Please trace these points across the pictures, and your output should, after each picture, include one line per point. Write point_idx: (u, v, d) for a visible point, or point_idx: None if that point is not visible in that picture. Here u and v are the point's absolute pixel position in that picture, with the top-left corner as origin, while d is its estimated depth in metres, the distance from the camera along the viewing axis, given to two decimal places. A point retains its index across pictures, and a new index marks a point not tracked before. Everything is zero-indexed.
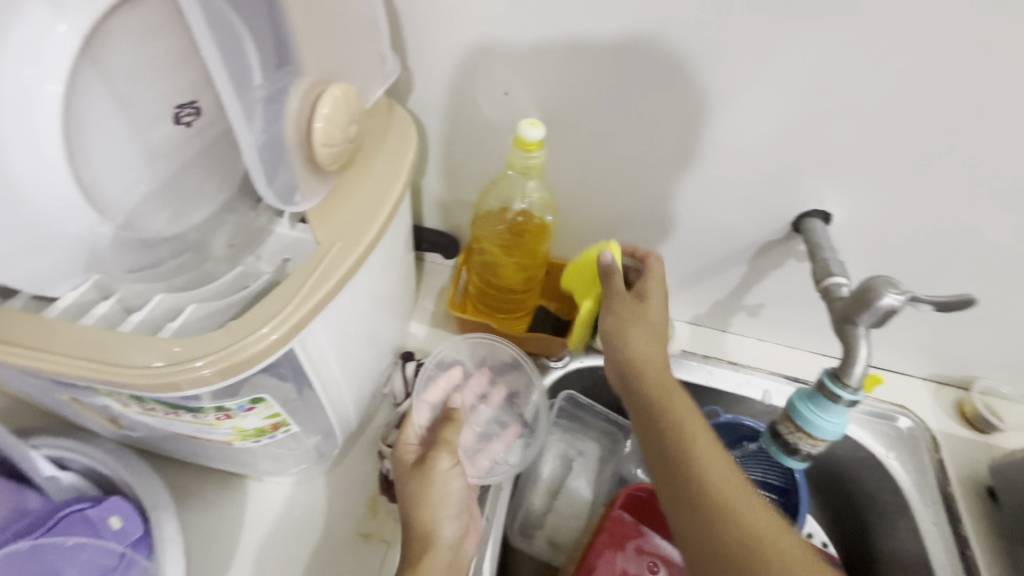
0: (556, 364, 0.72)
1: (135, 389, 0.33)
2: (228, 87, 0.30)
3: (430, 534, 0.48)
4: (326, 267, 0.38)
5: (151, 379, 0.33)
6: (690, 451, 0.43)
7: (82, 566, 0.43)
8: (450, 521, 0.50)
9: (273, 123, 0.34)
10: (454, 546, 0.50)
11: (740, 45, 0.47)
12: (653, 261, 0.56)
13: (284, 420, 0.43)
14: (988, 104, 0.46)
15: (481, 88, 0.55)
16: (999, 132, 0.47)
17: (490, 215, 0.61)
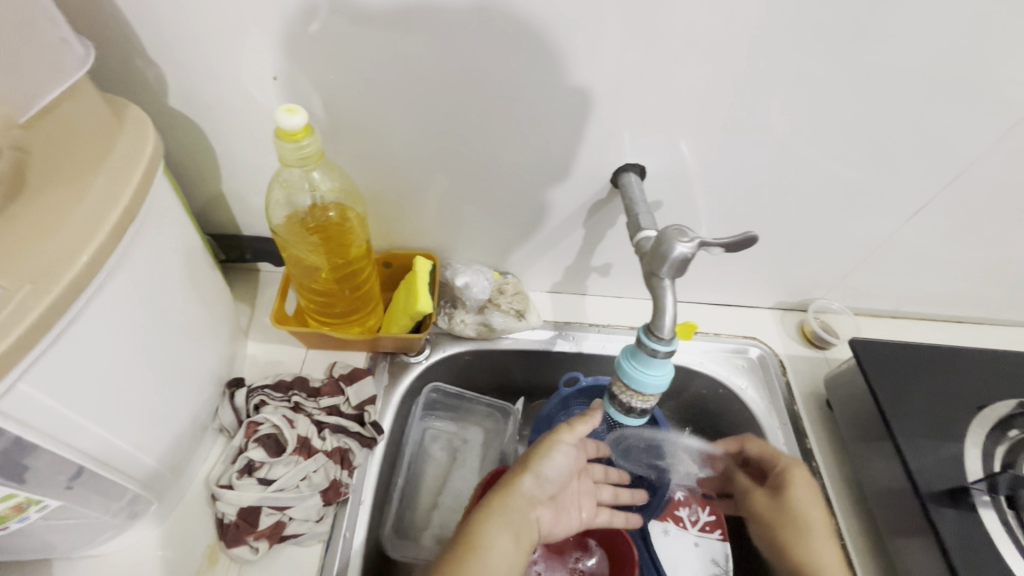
0: (415, 359, 0.68)
1: None
2: None
3: (512, 480, 0.52)
4: (21, 303, 0.32)
5: None
6: (524, 486, 0.52)
7: None
8: (536, 479, 0.52)
9: None
10: (534, 505, 0.52)
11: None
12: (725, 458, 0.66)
13: (29, 499, 0.37)
14: (747, 38, 0.46)
15: (245, 75, 0.49)
16: (765, 65, 0.48)
17: (290, 218, 0.55)
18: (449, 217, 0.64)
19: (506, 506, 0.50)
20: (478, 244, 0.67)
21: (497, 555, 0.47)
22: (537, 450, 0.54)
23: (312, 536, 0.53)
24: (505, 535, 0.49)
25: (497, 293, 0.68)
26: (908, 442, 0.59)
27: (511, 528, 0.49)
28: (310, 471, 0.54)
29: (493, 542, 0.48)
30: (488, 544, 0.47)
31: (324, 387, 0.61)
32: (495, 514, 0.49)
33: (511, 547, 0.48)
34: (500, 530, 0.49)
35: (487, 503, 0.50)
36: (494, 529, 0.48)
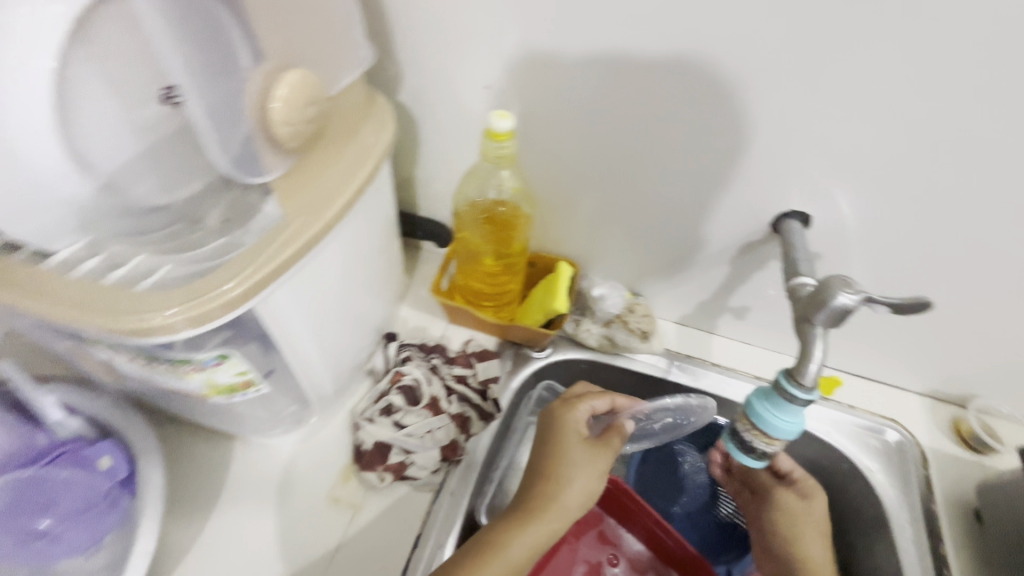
0: (537, 355, 0.73)
1: (114, 333, 0.37)
2: (197, 60, 0.38)
3: (557, 496, 0.49)
4: (291, 233, 0.42)
5: (125, 323, 0.37)
6: (551, 509, 0.49)
7: (72, 495, 0.47)
8: (579, 495, 0.50)
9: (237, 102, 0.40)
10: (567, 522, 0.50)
11: (703, 43, 0.47)
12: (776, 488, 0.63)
13: (255, 379, 0.47)
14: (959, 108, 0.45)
15: (463, 83, 0.58)
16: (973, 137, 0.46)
17: (470, 205, 0.64)
18: (599, 232, 0.68)
19: (533, 526, 0.47)
20: (619, 261, 0.71)
21: (507, 568, 0.45)
22: (564, 468, 0.51)
23: (426, 483, 0.60)
24: (519, 547, 0.46)
25: (628, 311, 0.71)
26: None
27: (530, 547, 0.47)
28: (435, 427, 0.61)
29: (501, 559, 0.46)
30: (502, 561, 0.45)
31: (458, 358, 0.68)
32: (517, 534, 0.47)
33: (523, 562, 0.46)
34: (520, 547, 0.46)
35: (521, 517, 0.47)
36: (520, 547, 0.46)
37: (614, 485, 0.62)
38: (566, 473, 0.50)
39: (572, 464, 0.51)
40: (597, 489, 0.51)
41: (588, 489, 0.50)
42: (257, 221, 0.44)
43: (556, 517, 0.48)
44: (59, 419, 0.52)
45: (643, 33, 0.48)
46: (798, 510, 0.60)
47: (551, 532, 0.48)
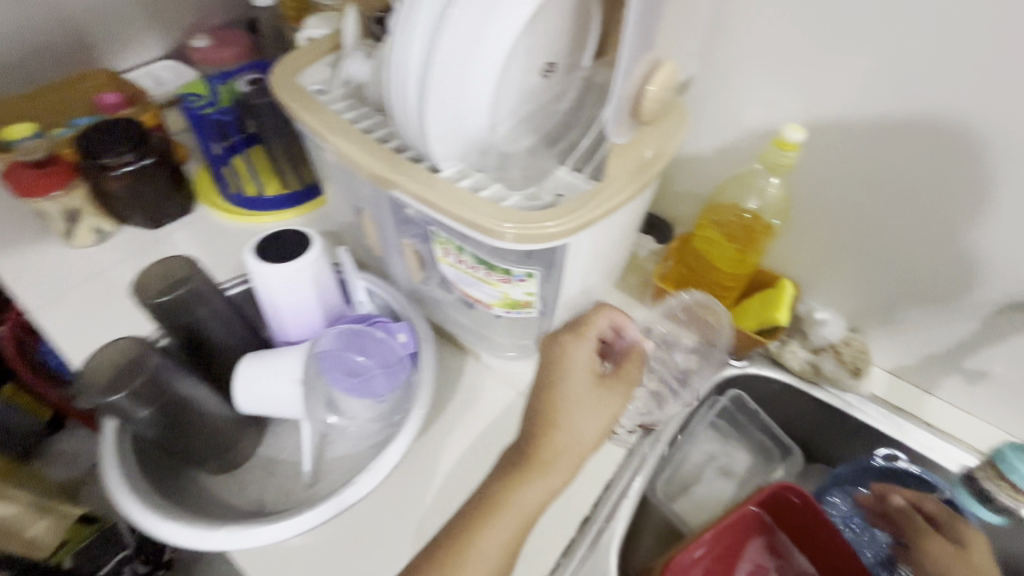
0: (734, 362, 0.75)
1: (470, 226, 0.49)
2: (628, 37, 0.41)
3: (550, 429, 0.53)
4: (608, 195, 0.50)
5: (481, 222, 0.49)
6: (561, 456, 0.52)
7: (377, 351, 0.60)
8: (568, 429, 0.53)
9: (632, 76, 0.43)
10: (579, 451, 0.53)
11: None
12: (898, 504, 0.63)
13: (532, 301, 0.58)
14: None
15: (748, 98, 0.64)
16: None
17: (723, 206, 0.69)
18: (835, 262, 0.70)
19: (547, 469, 0.51)
20: (846, 295, 0.72)
21: (522, 506, 0.50)
22: (561, 413, 0.53)
23: (620, 439, 0.67)
24: (534, 486, 0.50)
25: (843, 344, 0.71)
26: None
27: (543, 490, 0.51)
28: (636, 394, 0.67)
29: (510, 498, 0.50)
30: (519, 501, 0.50)
31: (662, 342, 0.74)
32: (518, 473, 0.51)
33: (540, 501, 0.51)
34: (537, 489, 0.51)
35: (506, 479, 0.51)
36: (526, 497, 0.50)
37: (802, 501, 0.63)
38: (565, 423, 0.53)
39: (554, 392, 0.54)
40: (596, 443, 0.54)
41: (586, 442, 0.53)
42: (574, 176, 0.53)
43: (566, 466, 0.52)
44: (362, 300, 0.69)
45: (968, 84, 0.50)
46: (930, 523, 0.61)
47: (561, 482, 0.52)
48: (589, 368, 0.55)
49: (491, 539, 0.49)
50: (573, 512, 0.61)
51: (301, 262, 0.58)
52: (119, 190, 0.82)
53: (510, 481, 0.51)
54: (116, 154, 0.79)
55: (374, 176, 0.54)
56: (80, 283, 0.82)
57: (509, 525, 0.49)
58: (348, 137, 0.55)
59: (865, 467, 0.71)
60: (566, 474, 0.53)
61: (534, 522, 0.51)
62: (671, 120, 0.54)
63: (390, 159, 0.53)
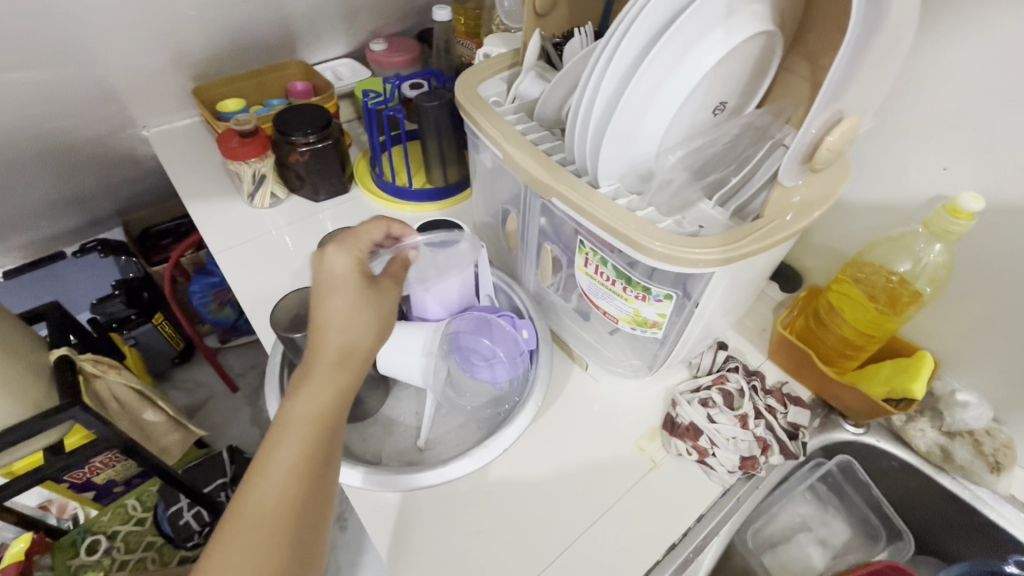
0: (850, 427, 0.72)
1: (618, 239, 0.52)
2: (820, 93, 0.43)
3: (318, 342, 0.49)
4: (763, 232, 0.51)
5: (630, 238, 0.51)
6: (327, 356, 0.49)
7: (502, 341, 0.67)
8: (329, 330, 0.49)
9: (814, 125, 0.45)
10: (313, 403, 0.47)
11: None
12: None
13: (660, 323, 0.59)
14: None
15: (918, 162, 0.63)
16: None
17: (872, 264, 0.67)
18: (989, 344, 0.65)
19: (317, 374, 0.48)
20: (995, 382, 0.66)
21: (305, 411, 0.46)
22: (317, 310, 0.51)
23: (720, 478, 0.66)
24: (309, 393, 0.47)
25: (983, 433, 0.66)
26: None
27: (326, 392, 0.47)
28: (740, 436, 0.66)
29: (291, 405, 0.47)
30: (301, 401, 0.47)
31: (774, 392, 0.73)
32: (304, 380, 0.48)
33: (320, 408, 0.47)
34: (310, 396, 0.47)
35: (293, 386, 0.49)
36: (300, 403, 0.47)
37: None
38: (325, 320, 0.50)
39: (325, 284, 0.52)
40: (374, 339, 0.51)
41: (348, 325, 0.49)
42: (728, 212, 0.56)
43: (355, 364, 0.49)
44: (488, 294, 0.74)
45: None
46: None
47: (346, 382, 0.49)
48: (343, 304, 0.50)
49: (286, 450, 0.45)
50: (662, 536, 0.61)
51: None
52: (300, 164, 0.96)
53: (292, 391, 0.48)
54: (305, 133, 0.92)
55: (536, 183, 0.59)
56: (252, 237, 0.96)
57: (291, 431, 0.46)
58: (518, 145, 0.61)
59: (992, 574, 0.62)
60: (356, 375, 0.50)
61: (335, 423, 0.47)
62: (837, 172, 0.54)
63: (552, 167, 0.59)
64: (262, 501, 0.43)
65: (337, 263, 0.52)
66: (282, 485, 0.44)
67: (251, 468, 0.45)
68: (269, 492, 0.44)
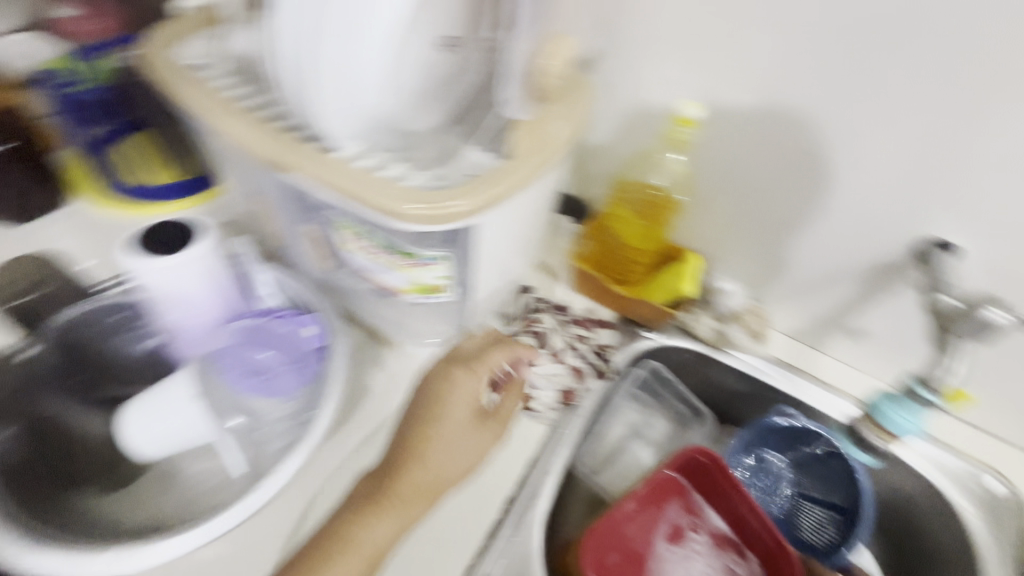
0: (650, 335, 0.78)
1: (367, 208, 0.47)
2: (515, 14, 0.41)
3: (401, 472, 0.56)
4: (512, 171, 0.49)
5: (377, 203, 0.47)
6: (410, 485, 0.56)
7: (281, 344, 0.58)
8: (426, 471, 0.56)
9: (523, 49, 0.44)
10: (372, 547, 0.53)
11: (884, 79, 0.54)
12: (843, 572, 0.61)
13: (445, 285, 0.56)
14: None
15: (651, 77, 0.66)
16: None
17: (634, 182, 0.73)
18: (735, 235, 0.74)
19: (393, 512, 0.54)
20: (746, 266, 0.76)
21: (371, 542, 0.53)
22: (419, 461, 0.56)
23: (544, 418, 0.67)
24: (390, 530, 0.53)
25: (743, 312, 0.77)
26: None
27: (393, 528, 0.54)
28: (556, 371, 0.69)
29: (373, 537, 0.53)
30: (365, 536, 0.53)
31: (581, 320, 0.76)
32: (386, 512, 0.54)
33: (388, 540, 0.53)
34: (384, 527, 0.53)
35: (359, 510, 0.54)
36: (370, 531, 0.53)
37: (710, 459, 0.67)
38: (427, 462, 0.57)
39: (433, 402, 0.59)
40: (468, 470, 0.59)
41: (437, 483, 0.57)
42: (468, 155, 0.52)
43: (432, 496, 0.56)
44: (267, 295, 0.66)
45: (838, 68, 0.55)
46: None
47: (418, 513, 0.56)
48: (440, 458, 0.57)
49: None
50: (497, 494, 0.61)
51: (185, 258, 0.53)
52: None
53: (355, 518, 0.54)
54: None
55: (263, 161, 0.51)
56: None
57: (362, 555, 0.52)
58: (234, 118, 0.51)
59: (767, 429, 0.73)
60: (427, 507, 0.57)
61: (384, 556, 0.54)
62: (576, 92, 0.53)
63: (280, 140, 0.50)
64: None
65: (455, 395, 0.59)
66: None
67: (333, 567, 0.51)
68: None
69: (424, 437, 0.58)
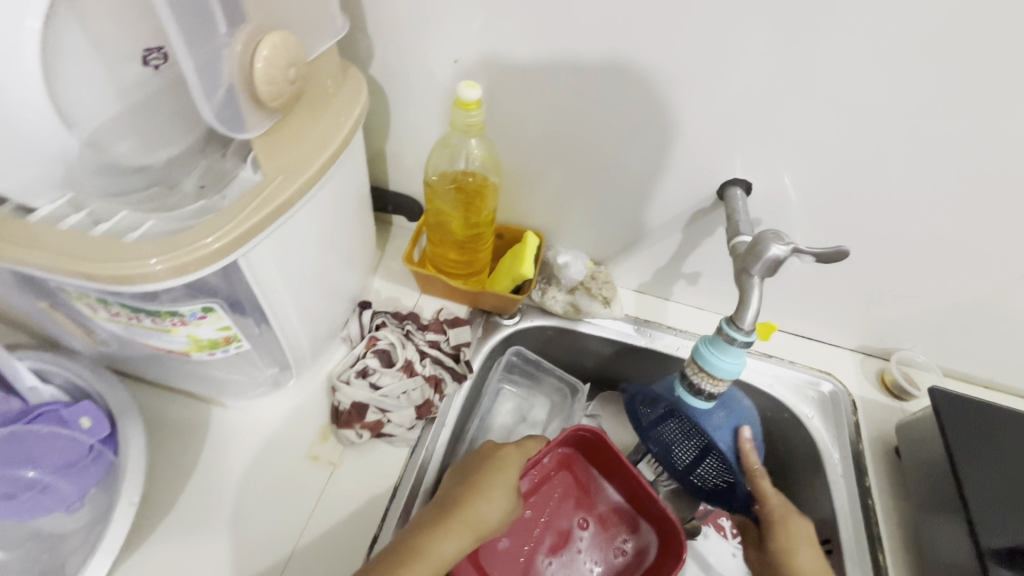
0: (506, 321, 0.77)
1: (98, 280, 0.39)
2: (179, 29, 0.33)
3: (469, 499, 0.53)
4: (272, 192, 0.44)
5: (109, 270, 0.38)
6: (467, 514, 0.52)
7: (56, 452, 0.50)
8: (488, 502, 0.54)
9: (214, 61, 0.36)
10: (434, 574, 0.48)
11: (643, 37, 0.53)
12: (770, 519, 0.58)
13: (236, 335, 0.49)
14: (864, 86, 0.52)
15: (434, 58, 0.61)
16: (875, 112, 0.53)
17: (440, 174, 0.67)
18: (565, 206, 0.73)
19: (461, 517, 0.51)
20: (582, 233, 0.76)
21: (443, 552, 0.49)
22: (484, 494, 0.54)
23: (402, 440, 0.62)
24: (451, 540, 0.50)
25: (590, 279, 0.75)
26: (984, 512, 0.57)
27: (464, 536, 0.51)
28: (409, 388, 0.64)
29: (442, 544, 0.49)
30: (440, 543, 0.49)
31: (430, 325, 0.71)
32: (455, 518, 0.51)
33: (455, 551, 0.50)
34: (449, 542, 0.50)
35: (431, 528, 0.50)
36: (441, 544, 0.49)
37: (592, 434, 0.65)
38: (485, 495, 0.54)
39: (492, 461, 0.57)
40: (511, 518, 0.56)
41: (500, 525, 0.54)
42: (230, 188, 0.47)
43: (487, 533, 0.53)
44: (36, 386, 0.53)
45: (601, 25, 0.54)
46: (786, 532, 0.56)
47: (471, 540, 0.52)
48: (501, 505, 0.54)
49: None
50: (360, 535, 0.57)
51: None
52: None
53: (426, 535, 0.49)
54: None
55: None
56: None
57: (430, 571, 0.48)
58: None
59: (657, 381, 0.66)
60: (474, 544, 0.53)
61: None
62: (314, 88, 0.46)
63: None
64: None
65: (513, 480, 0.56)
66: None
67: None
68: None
69: (473, 479, 0.55)
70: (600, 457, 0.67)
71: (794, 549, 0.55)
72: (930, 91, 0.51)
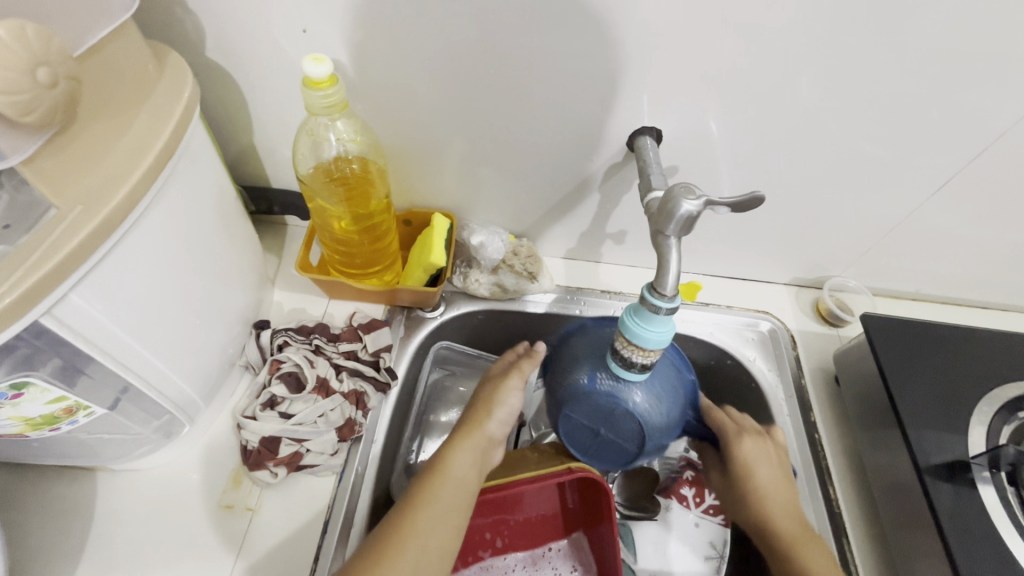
0: (430, 315, 0.70)
1: None
2: None
3: (478, 421, 0.57)
4: (67, 228, 0.35)
5: None
6: (477, 429, 0.57)
7: None
8: (499, 420, 0.58)
9: None
10: (464, 492, 0.52)
11: None
12: (750, 444, 0.59)
13: (78, 403, 0.41)
14: (757, 7, 0.47)
15: (279, 29, 0.51)
16: (773, 34, 0.49)
17: (314, 169, 0.59)
18: (472, 178, 0.66)
19: (468, 440, 0.55)
20: (495, 206, 0.69)
21: (464, 476, 0.53)
22: (484, 414, 0.58)
23: (326, 468, 0.56)
24: (471, 466, 0.54)
25: (511, 254, 0.69)
26: (921, 430, 0.58)
27: (476, 459, 0.55)
28: (327, 410, 0.57)
29: (460, 469, 0.53)
30: (455, 463, 0.53)
31: (343, 334, 0.64)
32: (462, 442, 0.55)
33: (476, 474, 0.54)
34: (467, 464, 0.54)
35: (456, 440, 0.55)
36: (460, 457, 0.54)
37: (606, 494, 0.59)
38: (485, 415, 0.58)
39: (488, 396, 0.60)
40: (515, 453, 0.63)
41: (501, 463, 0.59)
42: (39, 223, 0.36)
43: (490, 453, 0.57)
44: None
45: None
46: (753, 457, 0.59)
47: (483, 460, 0.56)
48: (502, 426, 0.59)
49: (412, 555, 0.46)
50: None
51: None
52: None
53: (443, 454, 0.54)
54: None
55: None
56: None
57: (457, 500, 0.51)
58: None
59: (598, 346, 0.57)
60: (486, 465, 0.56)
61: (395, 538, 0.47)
62: (102, 88, 0.37)
63: None
64: (445, 533, 0.49)
65: (511, 406, 0.59)
66: (456, 526, 0.50)
67: (431, 511, 0.49)
68: (449, 523, 0.49)
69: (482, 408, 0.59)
70: (593, 499, 0.63)
71: (755, 461, 0.59)
72: (824, 5, 0.46)
